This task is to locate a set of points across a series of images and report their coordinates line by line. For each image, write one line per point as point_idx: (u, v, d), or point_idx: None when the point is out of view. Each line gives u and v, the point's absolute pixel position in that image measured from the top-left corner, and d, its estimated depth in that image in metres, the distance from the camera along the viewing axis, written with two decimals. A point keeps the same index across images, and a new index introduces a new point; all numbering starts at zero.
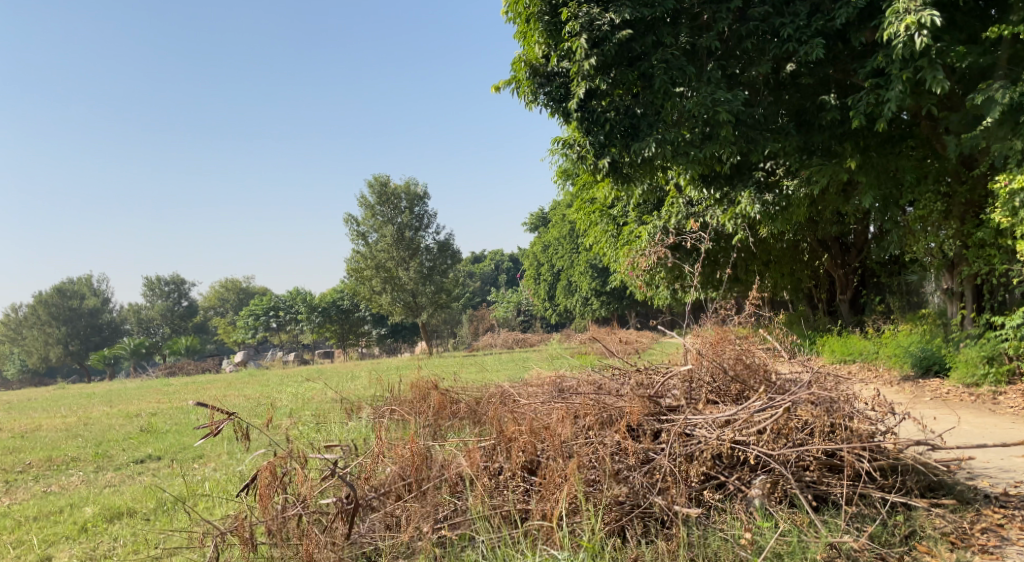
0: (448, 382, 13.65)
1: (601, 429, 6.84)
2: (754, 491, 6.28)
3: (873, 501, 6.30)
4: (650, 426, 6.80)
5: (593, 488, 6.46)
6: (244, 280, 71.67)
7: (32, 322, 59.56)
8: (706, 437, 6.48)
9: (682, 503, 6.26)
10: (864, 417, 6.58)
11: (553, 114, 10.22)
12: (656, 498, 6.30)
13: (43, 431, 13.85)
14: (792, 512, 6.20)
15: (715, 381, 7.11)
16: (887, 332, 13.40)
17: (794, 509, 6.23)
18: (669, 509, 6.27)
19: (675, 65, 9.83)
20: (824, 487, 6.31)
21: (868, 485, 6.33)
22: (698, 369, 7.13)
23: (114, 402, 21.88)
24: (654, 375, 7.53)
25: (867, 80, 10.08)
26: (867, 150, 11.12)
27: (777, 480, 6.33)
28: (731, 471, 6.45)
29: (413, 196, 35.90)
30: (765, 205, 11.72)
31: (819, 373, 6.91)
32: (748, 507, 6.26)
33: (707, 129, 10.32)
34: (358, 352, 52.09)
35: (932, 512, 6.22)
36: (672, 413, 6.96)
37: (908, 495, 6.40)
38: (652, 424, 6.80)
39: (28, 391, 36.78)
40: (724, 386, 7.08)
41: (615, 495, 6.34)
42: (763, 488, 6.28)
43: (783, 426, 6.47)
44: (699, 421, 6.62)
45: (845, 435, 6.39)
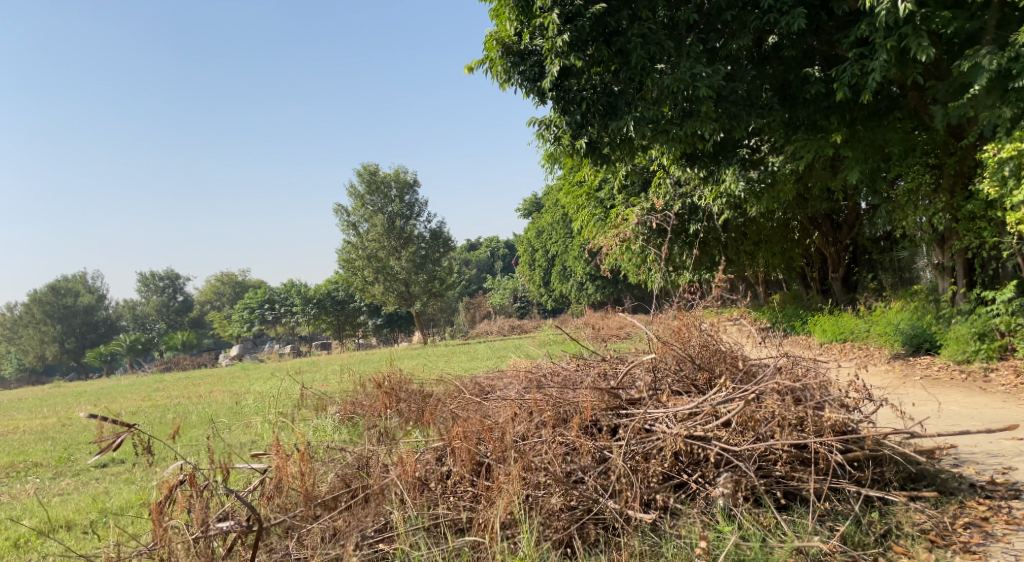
0: (431, 372, 13.37)
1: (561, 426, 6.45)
2: (717, 490, 5.92)
3: (848, 497, 5.96)
4: (607, 422, 6.45)
5: (541, 494, 6.01)
6: (239, 274, 71.43)
7: (27, 321, 59.27)
8: (664, 433, 6.14)
9: (636, 508, 5.88)
10: (839, 405, 6.26)
11: (528, 93, 9.87)
12: (608, 502, 5.91)
13: (22, 433, 13.59)
14: (758, 512, 5.84)
15: (681, 368, 6.76)
16: (879, 310, 13.12)
17: (760, 509, 5.87)
18: (621, 515, 5.89)
19: (652, 39, 9.45)
20: (794, 482, 5.97)
21: (842, 479, 5.99)
22: (665, 358, 6.80)
23: (102, 400, 21.60)
24: (621, 365, 7.20)
25: (851, 50, 9.75)
26: (853, 124, 10.86)
27: (741, 479, 5.96)
28: (694, 469, 6.09)
29: (403, 184, 35.58)
30: (751, 183, 11.43)
31: (790, 360, 6.60)
32: (710, 508, 5.91)
33: (688, 105, 9.94)
34: (354, 343, 51.86)
35: (911, 508, 5.89)
36: (634, 407, 6.60)
37: (886, 487, 6.08)
38: (610, 419, 6.45)
39: (23, 392, 36.51)
40: (689, 374, 6.75)
41: (564, 502, 5.93)
42: (726, 487, 5.92)
43: (749, 418, 6.11)
44: (658, 415, 6.31)
45: (815, 427, 6.05)
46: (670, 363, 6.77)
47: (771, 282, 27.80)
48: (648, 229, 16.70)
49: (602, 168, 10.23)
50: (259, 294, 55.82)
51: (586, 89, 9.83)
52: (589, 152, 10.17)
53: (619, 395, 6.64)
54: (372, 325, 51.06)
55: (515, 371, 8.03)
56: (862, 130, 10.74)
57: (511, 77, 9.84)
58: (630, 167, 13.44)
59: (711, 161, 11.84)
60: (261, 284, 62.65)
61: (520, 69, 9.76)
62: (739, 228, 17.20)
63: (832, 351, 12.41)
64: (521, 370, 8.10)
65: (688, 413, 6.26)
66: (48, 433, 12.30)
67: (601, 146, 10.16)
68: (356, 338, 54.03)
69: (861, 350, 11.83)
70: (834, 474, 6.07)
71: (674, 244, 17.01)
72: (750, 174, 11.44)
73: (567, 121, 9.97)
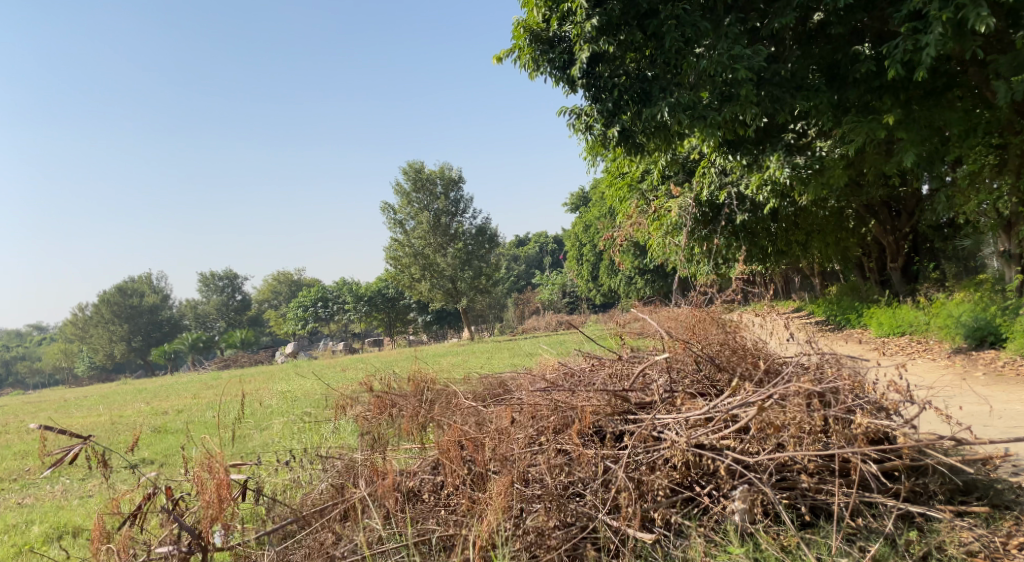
0: (470, 370, 13.13)
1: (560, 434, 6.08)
2: (732, 505, 5.48)
3: (881, 512, 5.47)
4: (612, 428, 6.08)
5: (534, 509, 5.67)
6: (295, 273, 72.69)
7: (95, 320, 61.35)
8: (673, 441, 5.72)
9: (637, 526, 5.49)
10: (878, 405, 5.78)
11: (558, 82, 9.50)
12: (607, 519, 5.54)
13: (73, 431, 13.85)
14: (776, 530, 5.40)
15: (696, 368, 6.40)
16: (940, 301, 12.37)
17: (778, 527, 5.43)
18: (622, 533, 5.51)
19: (686, 21, 9.01)
20: (818, 496, 5.52)
21: (873, 493, 5.49)
22: (680, 357, 6.46)
23: (157, 397, 22.05)
24: (634, 364, 6.86)
25: (904, 25, 9.14)
26: (909, 103, 10.17)
27: (757, 493, 5.52)
28: (707, 480, 5.67)
29: (449, 181, 35.58)
30: (797, 168, 10.85)
31: (817, 362, 6.18)
32: (722, 525, 5.48)
33: (726, 89, 9.47)
34: (406, 340, 52.11)
35: (959, 525, 5.36)
36: (643, 411, 6.22)
37: (928, 501, 5.56)
38: (616, 425, 6.08)
39: (89, 388, 37.74)
40: (707, 376, 6.36)
41: (559, 519, 5.58)
42: (743, 503, 5.47)
43: (767, 426, 5.65)
44: (667, 421, 5.90)
45: (840, 437, 5.56)
46: (683, 362, 6.44)
47: (828, 274, 26.80)
48: (692, 220, 16.18)
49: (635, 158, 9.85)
50: (313, 293, 56.57)
51: (616, 75, 9.45)
52: (622, 140, 9.80)
53: (629, 397, 6.29)
54: (423, 322, 51.24)
55: (542, 367, 7.74)
56: (918, 110, 10.04)
57: (539, 65, 9.49)
58: (670, 156, 13.00)
59: (754, 147, 11.34)
60: (315, 282, 63.51)
61: (548, 57, 9.38)
62: (790, 217, 16.53)
63: (888, 346, 11.73)
64: (549, 367, 7.78)
65: (701, 418, 5.85)
66: (95, 430, 12.49)
67: (634, 135, 9.78)
68: (408, 335, 54.30)
69: (919, 344, 11.14)
70: (866, 487, 5.57)
71: (720, 235, 16.44)
72: (796, 159, 10.85)
73: (598, 109, 9.61)
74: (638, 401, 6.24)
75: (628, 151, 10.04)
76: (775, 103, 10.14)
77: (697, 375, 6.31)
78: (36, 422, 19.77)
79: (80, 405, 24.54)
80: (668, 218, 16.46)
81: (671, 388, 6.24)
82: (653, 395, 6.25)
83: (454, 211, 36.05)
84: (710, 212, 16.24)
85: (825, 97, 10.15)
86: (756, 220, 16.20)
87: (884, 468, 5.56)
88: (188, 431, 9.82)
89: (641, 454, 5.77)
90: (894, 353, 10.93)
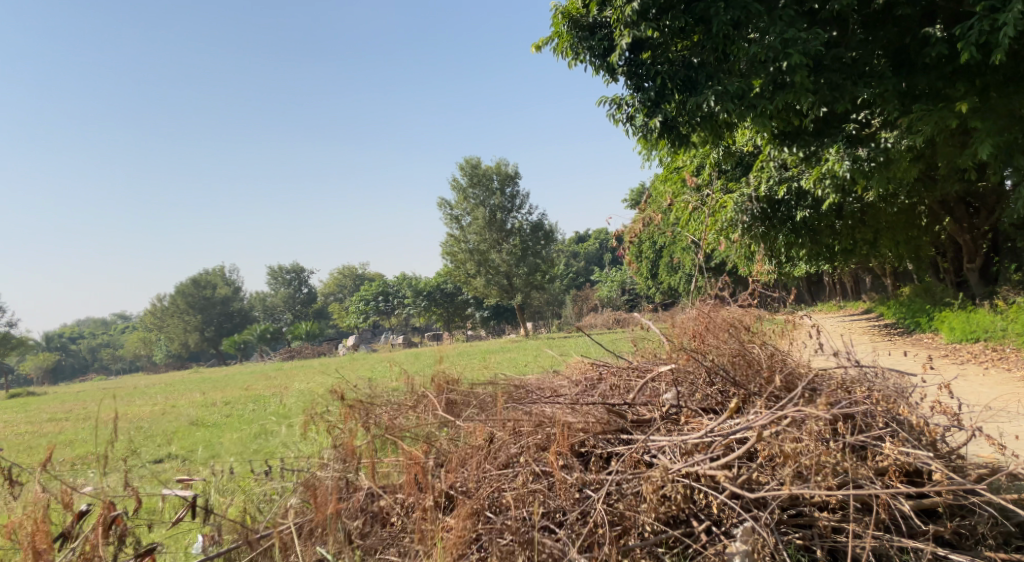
0: (513, 370, 12.73)
1: (541, 455, 5.61)
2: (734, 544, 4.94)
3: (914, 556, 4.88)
4: (600, 450, 5.60)
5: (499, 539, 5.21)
6: (360, 267, 73.90)
7: (169, 311, 63.34)
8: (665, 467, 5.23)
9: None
10: (917, 425, 5.25)
11: (598, 71, 9.03)
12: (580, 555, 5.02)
13: (124, 418, 14.04)
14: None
15: (710, 383, 6.00)
16: (1018, 306, 11.38)
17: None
18: None
19: (737, 3, 8.46)
20: (835, 536, 4.98)
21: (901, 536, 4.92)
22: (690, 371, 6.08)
23: (217, 387, 22.39)
24: (639, 376, 6.51)
25: (979, 3, 8.36)
26: (985, 91, 9.35)
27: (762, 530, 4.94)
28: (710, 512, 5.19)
29: (504, 177, 35.73)
30: (860, 161, 10.08)
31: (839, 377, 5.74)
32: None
33: (780, 76, 8.86)
34: (466, 335, 52.09)
35: None
36: (638, 431, 5.74)
37: (975, 543, 4.95)
38: (604, 447, 5.60)
39: (159, 376, 38.88)
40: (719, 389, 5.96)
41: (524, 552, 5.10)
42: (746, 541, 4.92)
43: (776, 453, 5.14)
44: (663, 443, 5.46)
45: (856, 470, 4.99)
46: (696, 375, 6.06)
47: (901, 275, 25.47)
48: (749, 217, 15.47)
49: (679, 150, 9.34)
50: (375, 287, 57.16)
51: (659, 62, 8.97)
52: (664, 132, 9.29)
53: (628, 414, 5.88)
54: (483, 317, 51.12)
55: (569, 371, 7.34)
56: (996, 97, 9.22)
57: (577, 53, 9.05)
58: (724, 149, 12.37)
59: (811, 139, 10.65)
60: (378, 277, 64.14)
61: (587, 44, 8.95)
62: (854, 214, 15.64)
63: (957, 353, 10.87)
64: (578, 372, 7.36)
65: (698, 444, 5.37)
66: (141, 420, 12.57)
67: (678, 126, 9.27)
68: (468, 331, 54.28)
69: (991, 352, 10.27)
70: (893, 527, 5.00)
71: (780, 233, 15.65)
72: (857, 151, 10.11)
73: (639, 99, 9.14)
74: (639, 419, 5.83)
75: (672, 143, 9.53)
76: (835, 91, 9.45)
77: (708, 390, 5.93)
78: (101, 408, 20.33)
79: (145, 393, 25.17)
80: (724, 213, 15.81)
81: (678, 405, 5.84)
82: (652, 413, 5.83)
83: (510, 207, 35.97)
84: (771, 207, 15.51)
85: (890, 84, 9.39)
86: (818, 217, 15.37)
87: (920, 507, 4.95)
88: (220, 426, 9.74)
89: (627, 482, 5.28)
90: (963, 360, 10.09)
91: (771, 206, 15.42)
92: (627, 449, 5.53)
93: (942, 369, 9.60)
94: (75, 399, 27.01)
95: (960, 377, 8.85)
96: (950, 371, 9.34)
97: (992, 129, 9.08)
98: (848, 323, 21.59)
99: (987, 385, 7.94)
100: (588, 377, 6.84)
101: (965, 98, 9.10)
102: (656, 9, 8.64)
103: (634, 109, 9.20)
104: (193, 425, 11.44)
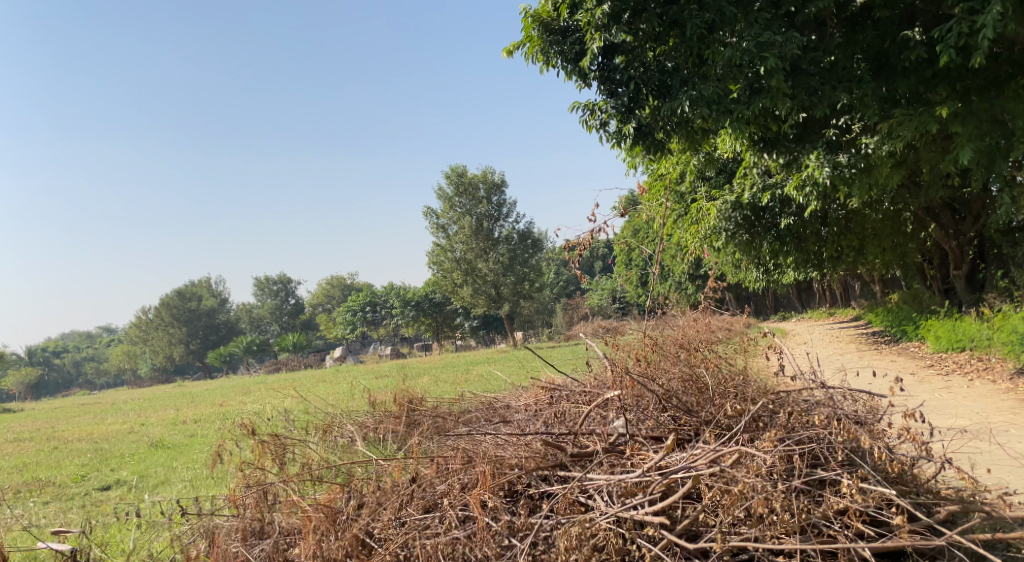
0: (490, 386, 12.38)
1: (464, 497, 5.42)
2: None
3: None
4: (534, 492, 5.37)
5: None
6: (348, 277, 73.42)
7: (156, 323, 62.68)
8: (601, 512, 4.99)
9: None
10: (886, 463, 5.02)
11: (570, 76, 8.75)
12: None
13: (92, 437, 13.60)
14: None
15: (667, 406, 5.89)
16: (1004, 314, 11.10)
17: None
18: None
19: (711, 6, 8.23)
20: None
21: None
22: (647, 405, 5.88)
23: (195, 402, 21.91)
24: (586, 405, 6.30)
25: (958, 5, 8.14)
26: (966, 95, 9.13)
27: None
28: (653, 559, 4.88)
29: (490, 185, 35.49)
30: (841, 168, 9.86)
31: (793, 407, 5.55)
32: None
33: (757, 81, 8.63)
34: (455, 345, 51.63)
35: None
36: (578, 469, 5.49)
37: None
38: (538, 489, 5.37)
39: (142, 390, 38.30)
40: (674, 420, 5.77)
41: None
42: None
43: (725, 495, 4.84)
44: (600, 483, 5.21)
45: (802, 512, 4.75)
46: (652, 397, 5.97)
47: (888, 282, 25.22)
48: (732, 225, 15.22)
49: (654, 159, 9.08)
50: (363, 297, 56.76)
51: (633, 67, 8.73)
52: (638, 139, 9.02)
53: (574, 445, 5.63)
54: (471, 327, 50.63)
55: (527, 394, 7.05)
56: (976, 101, 9.01)
57: (548, 58, 8.78)
58: (702, 157, 12.13)
59: (790, 144, 10.42)
60: (367, 287, 63.67)
61: (559, 49, 8.69)
62: (839, 222, 15.42)
63: (942, 364, 10.56)
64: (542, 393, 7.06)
65: (634, 484, 5.12)
66: (107, 439, 12.16)
67: (653, 132, 9.00)
68: (457, 341, 53.81)
69: (977, 363, 9.96)
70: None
71: (763, 241, 15.38)
72: (837, 157, 9.89)
73: (613, 105, 8.88)
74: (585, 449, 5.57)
75: (647, 151, 9.27)
76: (812, 96, 9.23)
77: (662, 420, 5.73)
78: (75, 424, 19.82)
79: (124, 408, 24.65)
80: (706, 221, 15.57)
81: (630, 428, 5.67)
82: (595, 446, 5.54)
83: (497, 216, 35.74)
84: (754, 215, 15.26)
85: (870, 88, 9.17)
86: (801, 225, 15.12)
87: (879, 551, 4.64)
88: (182, 448, 9.37)
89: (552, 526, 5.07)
90: (948, 371, 9.77)
91: (754, 214, 15.17)
92: (563, 488, 5.26)
93: (926, 380, 9.27)
94: (52, 415, 26.43)
95: (943, 389, 8.52)
96: (934, 383, 9.01)
97: (973, 133, 8.88)
98: (836, 332, 21.29)
99: (972, 398, 7.62)
100: (537, 407, 6.61)
101: (945, 102, 8.87)
102: (628, 12, 8.39)
103: (608, 116, 8.93)
104: (157, 444, 11.04)
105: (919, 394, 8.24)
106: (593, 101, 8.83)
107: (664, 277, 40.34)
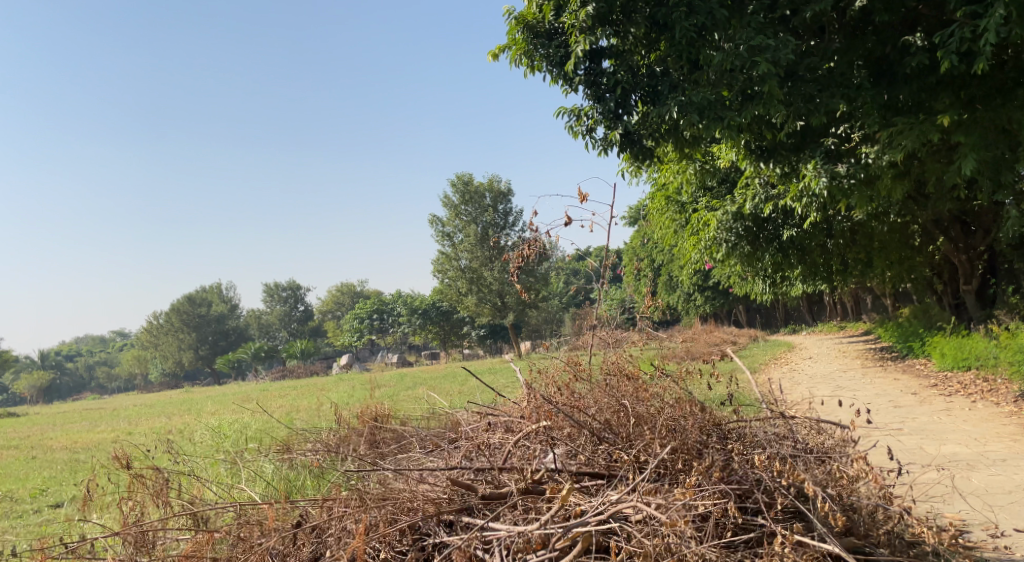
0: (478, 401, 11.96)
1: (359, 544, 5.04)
2: None
3: None
4: (435, 541, 5.01)
5: None
6: (358, 285, 73.45)
7: (165, 328, 62.74)
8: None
9: None
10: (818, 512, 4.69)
11: (555, 79, 8.44)
12: None
13: (74, 444, 13.29)
14: None
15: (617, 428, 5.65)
16: (1012, 332, 10.58)
17: None
18: None
19: (701, 9, 7.92)
20: None
21: None
22: (575, 444, 5.56)
23: (191, 410, 21.61)
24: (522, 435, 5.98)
25: (960, 9, 7.77)
26: (970, 104, 8.74)
27: None
28: None
29: (497, 193, 35.33)
30: (839, 178, 9.47)
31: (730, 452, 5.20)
32: None
33: (749, 87, 8.31)
34: (462, 355, 51.20)
35: None
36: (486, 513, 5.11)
37: None
38: (438, 537, 5.02)
39: (146, 395, 38.15)
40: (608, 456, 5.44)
41: None
42: None
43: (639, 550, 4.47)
44: (501, 532, 4.82)
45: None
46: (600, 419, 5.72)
47: (900, 296, 24.60)
48: (733, 236, 14.80)
49: (643, 167, 8.78)
50: (371, 305, 56.55)
51: (621, 71, 8.44)
52: (626, 145, 8.72)
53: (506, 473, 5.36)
54: (479, 336, 50.18)
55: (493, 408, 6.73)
56: (981, 109, 8.59)
57: (534, 61, 8.49)
58: (698, 166, 11.76)
59: (788, 152, 10.04)
60: (376, 295, 63.50)
61: (544, 52, 8.40)
62: (844, 234, 14.96)
63: (946, 384, 10.03)
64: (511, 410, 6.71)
65: (536, 538, 4.69)
66: (85, 450, 11.86)
67: (641, 139, 8.71)
68: (465, 350, 53.38)
69: (981, 383, 9.44)
70: None
71: (766, 253, 14.94)
72: (835, 167, 9.51)
73: (600, 111, 8.58)
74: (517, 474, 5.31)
75: (635, 158, 8.97)
76: (808, 103, 8.88)
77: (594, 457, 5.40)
78: (65, 430, 19.53)
79: (122, 414, 24.40)
80: (706, 232, 15.16)
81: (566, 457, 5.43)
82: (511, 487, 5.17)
83: (503, 224, 35.55)
84: (756, 226, 14.84)
85: (868, 96, 8.83)
86: (804, 237, 14.68)
87: None
88: (151, 461, 9.04)
89: None
90: (950, 392, 9.26)
91: (756, 225, 14.74)
92: (461, 539, 4.87)
93: (926, 401, 8.77)
94: (51, 420, 26.22)
95: (943, 410, 8.02)
96: (934, 404, 8.51)
97: (977, 142, 8.44)
98: (844, 347, 20.70)
99: (973, 422, 7.14)
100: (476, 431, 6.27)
101: (947, 110, 8.49)
102: (614, 14, 8.11)
103: (595, 121, 8.62)
104: (131, 454, 10.68)
105: (917, 416, 7.75)
106: (579, 106, 8.52)
107: (673, 288, 39.77)
